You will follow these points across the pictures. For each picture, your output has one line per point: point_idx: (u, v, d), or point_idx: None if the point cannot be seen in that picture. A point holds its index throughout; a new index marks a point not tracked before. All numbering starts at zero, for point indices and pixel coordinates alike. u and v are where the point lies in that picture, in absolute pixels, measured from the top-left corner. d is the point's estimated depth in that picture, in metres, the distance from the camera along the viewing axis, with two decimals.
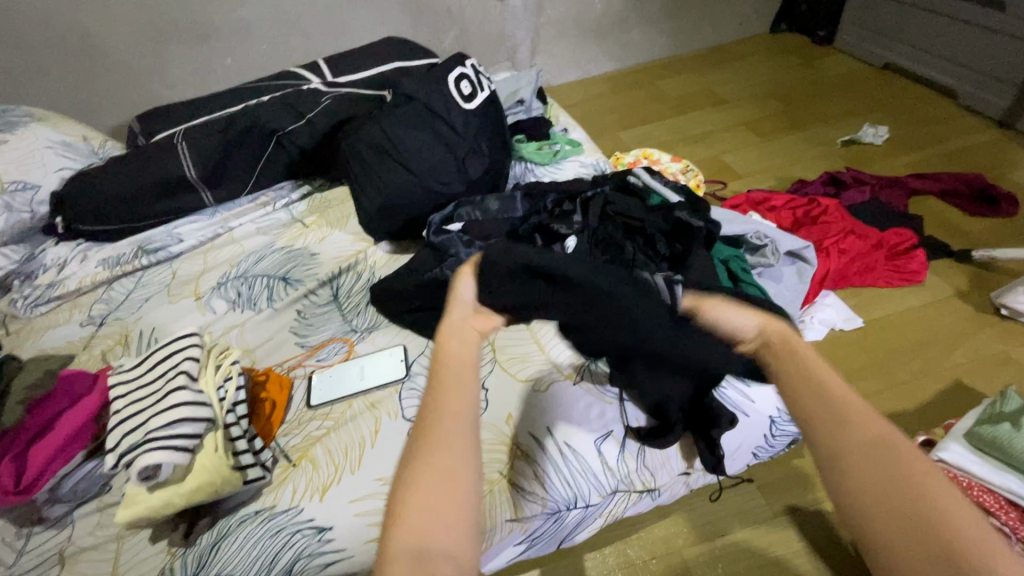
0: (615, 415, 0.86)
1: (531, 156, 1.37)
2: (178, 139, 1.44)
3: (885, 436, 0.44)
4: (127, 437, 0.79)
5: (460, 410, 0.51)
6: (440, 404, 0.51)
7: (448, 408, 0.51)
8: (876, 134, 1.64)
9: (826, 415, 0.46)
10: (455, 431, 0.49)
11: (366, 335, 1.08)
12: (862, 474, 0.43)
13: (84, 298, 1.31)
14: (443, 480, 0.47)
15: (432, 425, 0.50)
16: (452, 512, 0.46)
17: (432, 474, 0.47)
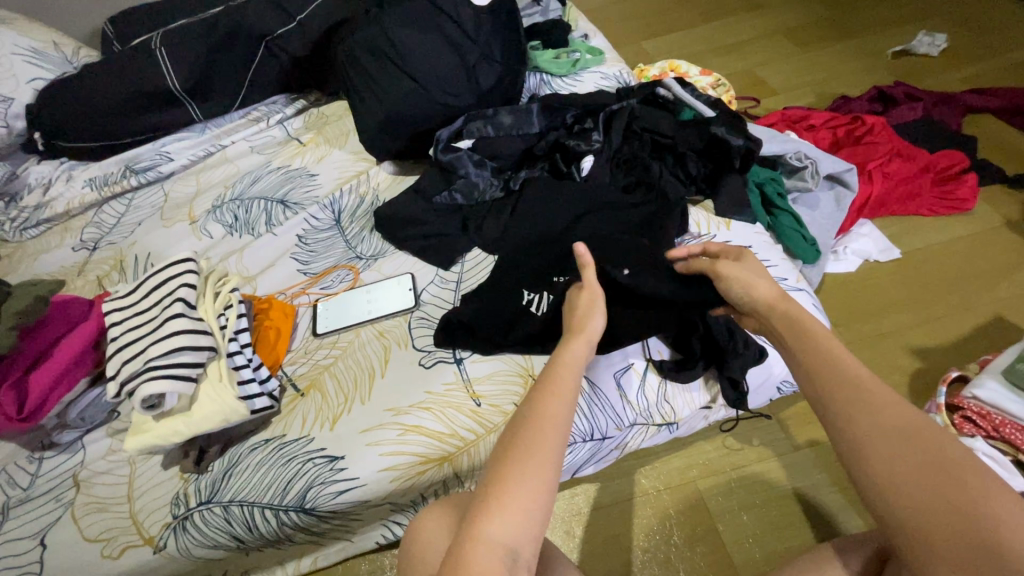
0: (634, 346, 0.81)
1: (547, 66, 1.24)
2: (156, 43, 1.30)
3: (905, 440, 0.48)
4: (126, 366, 0.76)
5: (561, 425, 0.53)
6: (541, 414, 0.53)
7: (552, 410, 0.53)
8: (932, 44, 1.47)
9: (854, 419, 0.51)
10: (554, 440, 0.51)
11: (372, 262, 1.01)
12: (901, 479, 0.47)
13: (75, 221, 1.25)
14: (537, 486, 0.48)
15: (525, 434, 0.51)
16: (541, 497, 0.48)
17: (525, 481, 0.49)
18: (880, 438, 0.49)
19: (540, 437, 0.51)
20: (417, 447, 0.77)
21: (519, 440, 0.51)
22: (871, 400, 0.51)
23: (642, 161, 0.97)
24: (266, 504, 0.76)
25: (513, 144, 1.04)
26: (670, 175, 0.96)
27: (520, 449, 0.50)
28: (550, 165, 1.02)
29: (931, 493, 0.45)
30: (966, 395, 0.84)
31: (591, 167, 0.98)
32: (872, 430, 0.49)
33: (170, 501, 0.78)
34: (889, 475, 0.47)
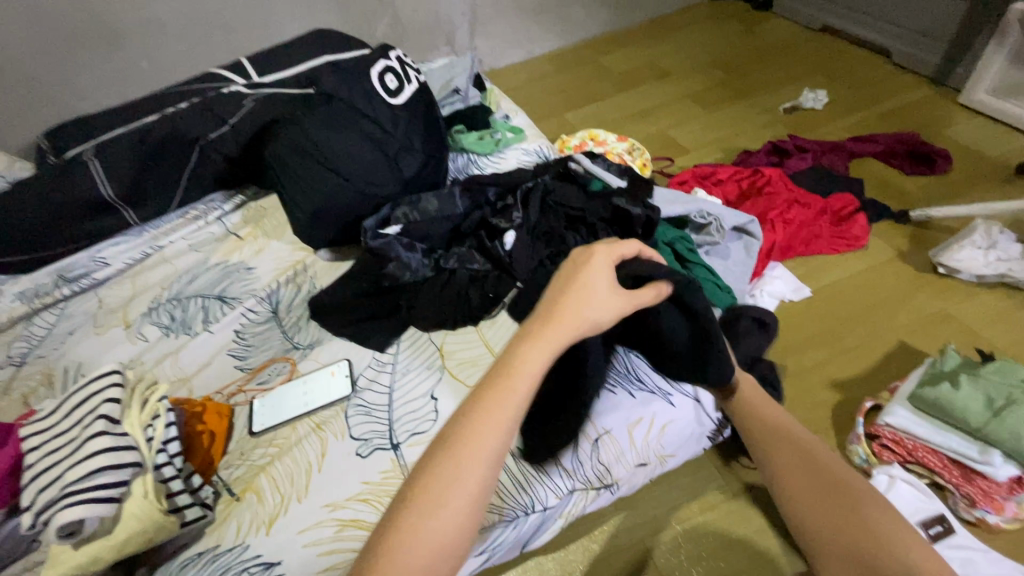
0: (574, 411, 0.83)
1: (472, 146, 1.33)
2: (88, 155, 1.33)
3: (809, 475, 0.62)
4: (42, 494, 0.72)
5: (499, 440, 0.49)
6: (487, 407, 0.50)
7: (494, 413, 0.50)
8: (816, 99, 1.65)
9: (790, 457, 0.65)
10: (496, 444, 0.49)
11: (308, 352, 1.02)
12: (808, 504, 0.60)
13: (2, 337, 1.22)
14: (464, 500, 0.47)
15: (457, 448, 0.48)
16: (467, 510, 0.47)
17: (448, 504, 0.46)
18: (791, 474, 0.63)
19: (468, 455, 0.48)
20: (356, 542, 0.76)
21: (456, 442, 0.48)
22: (795, 439, 0.66)
23: (559, 233, 1.03)
24: None
25: (440, 226, 1.09)
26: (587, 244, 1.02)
27: (455, 456, 0.48)
28: (477, 242, 1.07)
29: (833, 517, 0.58)
30: (880, 424, 0.89)
31: (514, 242, 1.03)
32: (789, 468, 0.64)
33: None
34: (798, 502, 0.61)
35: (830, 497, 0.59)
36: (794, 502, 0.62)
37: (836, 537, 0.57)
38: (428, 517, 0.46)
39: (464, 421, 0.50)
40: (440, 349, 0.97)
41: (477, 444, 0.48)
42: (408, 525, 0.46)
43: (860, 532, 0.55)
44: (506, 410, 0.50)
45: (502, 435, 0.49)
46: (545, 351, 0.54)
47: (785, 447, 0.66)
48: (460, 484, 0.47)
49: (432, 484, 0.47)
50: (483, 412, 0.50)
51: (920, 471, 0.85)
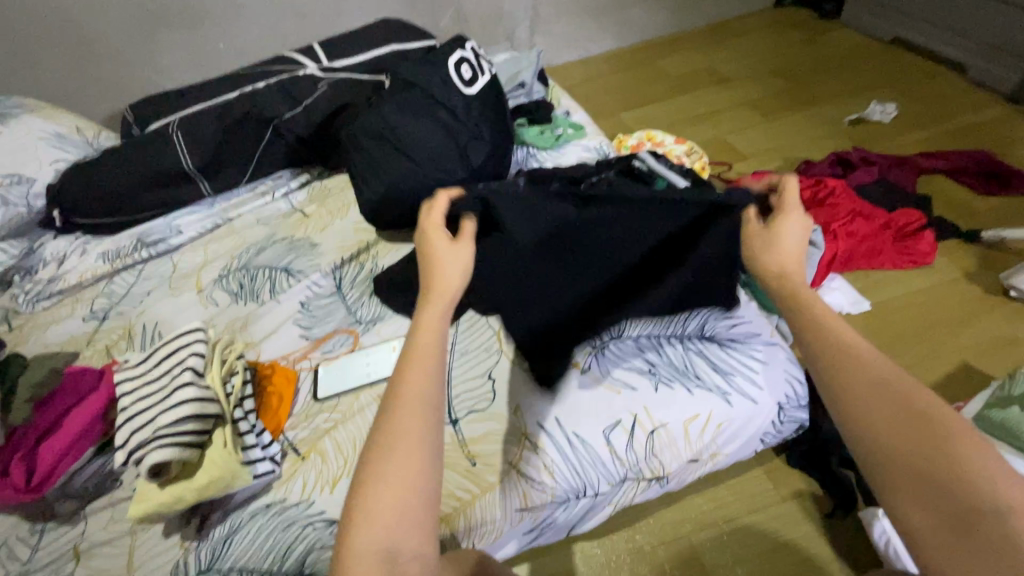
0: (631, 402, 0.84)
1: (533, 140, 1.37)
2: (172, 128, 1.42)
3: (888, 417, 0.50)
4: (134, 435, 0.78)
5: (422, 402, 0.55)
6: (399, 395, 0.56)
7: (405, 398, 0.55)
8: (884, 112, 1.62)
9: (876, 402, 0.51)
10: (416, 423, 0.54)
11: (370, 326, 1.07)
12: (880, 434, 0.50)
13: (86, 292, 1.31)
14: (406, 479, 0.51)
15: (385, 439, 0.53)
16: (410, 485, 0.51)
17: (397, 465, 0.52)
18: (873, 415, 0.51)
19: (395, 439, 0.53)
20: None
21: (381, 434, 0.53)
22: (887, 387, 0.52)
23: None
24: (265, 570, 0.77)
25: None
26: None
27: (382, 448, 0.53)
28: None
29: (909, 449, 0.49)
30: None
31: None
32: (869, 409, 0.51)
33: (171, 568, 0.78)
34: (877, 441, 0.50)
35: (898, 427, 0.50)
36: (879, 437, 0.50)
37: (914, 472, 0.48)
38: (372, 496, 0.51)
39: (386, 413, 0.55)
40: (497, 333, 0.94)
41: (402, 413, 0.54)
42: (358, 514, 0.50)
43: (937, 467, 0.47)
44: (414, 399, 0.55)
45: (417, 415, 0.55)
46: (430, 330, 0.61)
47: (867, 387, 0.53)
48: (392, 464, 0.52)
49: (372, 472, 0.52)
50: (396, 397, 0.56)
51: None
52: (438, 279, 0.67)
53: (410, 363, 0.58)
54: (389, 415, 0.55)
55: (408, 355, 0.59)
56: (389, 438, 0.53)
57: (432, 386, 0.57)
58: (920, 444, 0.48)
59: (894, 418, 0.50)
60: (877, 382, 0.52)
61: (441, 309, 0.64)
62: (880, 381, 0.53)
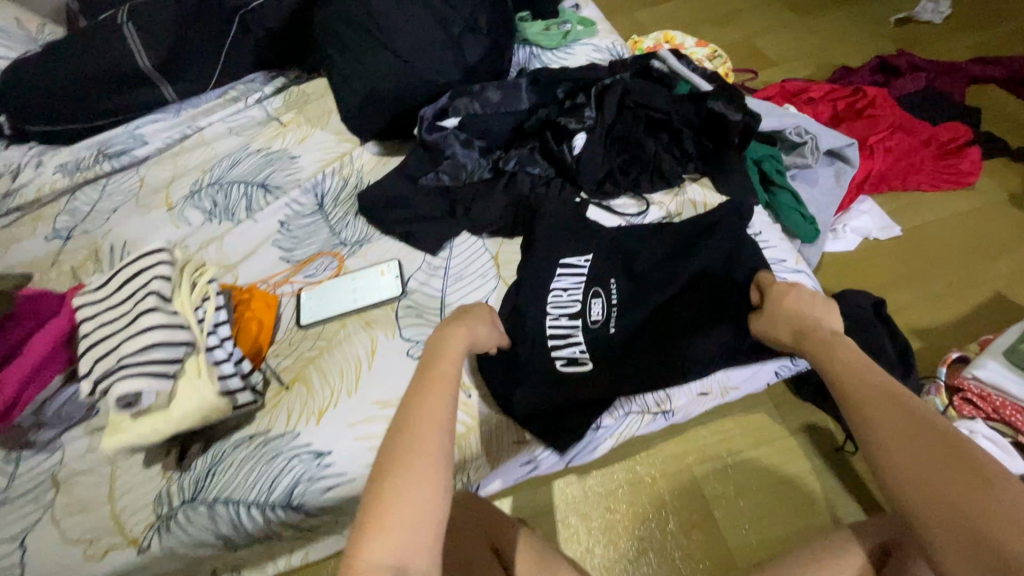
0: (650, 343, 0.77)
1: (537, 37, 1.20)
2: (121, 18, 1.22)
3: (904, 440, 0.45)
4: (98, 364, 0.72)
5: (439, 418, 0.52)
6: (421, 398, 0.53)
7: (428, 400, 0.53)
8: (936, 10, 1.42)
9: (895, 426, 0.45)
10: (436, 431, 0.51)
11: (356, 248, 0.98)
12: (899, 455, 0.44)
13: (47, 209, 1.20)
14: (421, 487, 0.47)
15: (404, 439, 0.50)
16: (428, 492, 0.47)
17: (411, 480, 0.47)
18: (894, 442, 0.45)
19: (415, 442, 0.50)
20: None
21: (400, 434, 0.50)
22: (909, 405, 0.46)
23: (637, 139, 0.94)
24: (252, 500, 0.74)
25: (502, 123, 0.99)
26: (667, 155, 0.92)
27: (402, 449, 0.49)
28: (541, 143, 0.98)
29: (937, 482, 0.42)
30: (966, 376, 0.82)
31: (584, 146, 0.93)
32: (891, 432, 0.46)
33: (153, 499, 0.75)
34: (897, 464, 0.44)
35: (928, 455, 0.43)
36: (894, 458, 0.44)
37: (942, 507, 0.41)
38: (387, 496, 0.47)
39: (407, 411, 0.53)
40: (494, 258, 0.91)
41: (420, 423, 0.51)
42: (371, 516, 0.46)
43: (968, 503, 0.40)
44: (436, 404, 0.53)
45: (440, 418, 0.52)
46: (453, 357, 0.59)
47: (890, 410, 0.47)
48: (412, 470, 0.48)
49: (388, 474, 0.48)
50: (421, 398, 0.53)
51: (1006, 431, 0.78)
52: (467, 318, 0.67)
53: (434, 368, 0.57)
54: (404, 426, 0.51)
55: (429, 373, 0.57)
56: (408, 439, 0.50)
57: (450, 395, 0.54)
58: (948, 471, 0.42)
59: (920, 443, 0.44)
60: (900, 405, 0.46)
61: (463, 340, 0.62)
62: (891, 401, 0.48)
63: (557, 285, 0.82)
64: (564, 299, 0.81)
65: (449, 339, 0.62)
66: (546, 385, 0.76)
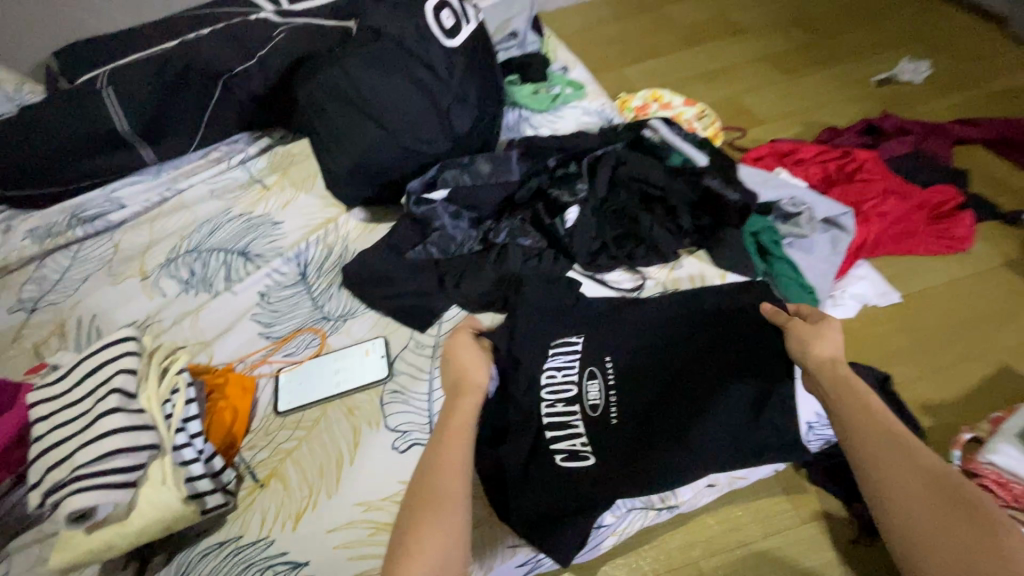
0: (654, 437, 0.70)
1: (526, 101, 1.18)
2: (101, 82, 1.20)
3: (920, 497, 0.46)
4: (49, 473, 0.66)
5: (459, 478, 0.57)
6: (442, 451, 0.59)
7: (451, 452, 0.59)
8: (915, 71, 1.46)
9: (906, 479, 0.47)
10: (456, 484, 0.56)
11: (340, 324, 0.93)
12: (913, 510, 0.46)
13: (12, 278, 1.14)
14: (443, 535, 0.52)
15: (433, 492, 0.55)
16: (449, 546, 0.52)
17: (432, 538, 0.52)
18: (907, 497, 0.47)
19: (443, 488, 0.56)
20: None
21: (425, 492, 0.56)
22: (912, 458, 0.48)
23: (631, 213, 0.93)
24: None
25: (492, 194, 0.96)
26: (661, 229, 0.91)
27: (427, 503, 0.54)
28: (532, 214, 0.95)
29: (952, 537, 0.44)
30: (981, 461, 0.78)
31: (576, 220, 0.91)
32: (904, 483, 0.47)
33: None
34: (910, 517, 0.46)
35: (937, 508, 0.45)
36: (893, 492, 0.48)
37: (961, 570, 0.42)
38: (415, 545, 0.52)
39: (431, 464, 0.58)
40: None
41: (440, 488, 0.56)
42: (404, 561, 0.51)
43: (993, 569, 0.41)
44: (453, 463, 0.58)
45: (459, 473, 0.57)
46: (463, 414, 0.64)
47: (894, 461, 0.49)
48: (443, 516, 0.53)
49: (421, 529, 0.53)
50: (443, 448, 0.60)
51: None
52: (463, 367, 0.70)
53: (450, 425, 0.63)
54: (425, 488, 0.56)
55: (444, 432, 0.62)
56: (430, 493, 0.55)
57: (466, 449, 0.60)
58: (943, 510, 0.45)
59: (926, 505, 0.45)
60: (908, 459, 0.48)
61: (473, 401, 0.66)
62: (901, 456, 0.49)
63: (551, 364, 0.78)
64: (559, 382, 0.77)
65: (453, 397, 0.66)
66: (551, 482, 0.70)
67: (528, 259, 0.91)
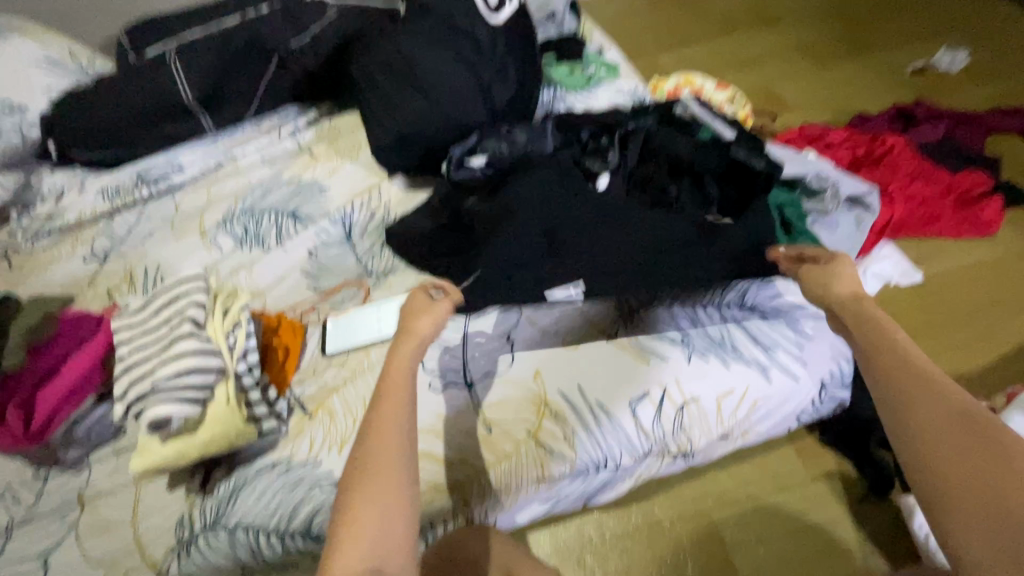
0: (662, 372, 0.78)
1: (563, 79, 1.23)
2: (170, 55, 1.30)
3: (955, 430, 0.48)
4: (133, 387, 0.74)
5: (398, 448, 0.57)
6: (378, 419, 0.58)
7: (386, 425, 0.58)
8: (953, 61, 1.45)
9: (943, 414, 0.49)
10: (393, 456, 0.56)
11: (382, 280, 1.00)
12: (946, 439, 0.48)
13: (86, 231, 1.25)
14: (384, 504, 0.53)
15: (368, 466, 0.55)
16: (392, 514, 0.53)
17: (369, 500, 0.53)
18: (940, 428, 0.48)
19: (377, 461, 0.55)
20: (424, 476, 0.74)
21: (365, 463, 0.55)
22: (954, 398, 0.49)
23: (659, 183, 0.97)
24: (271, 529, 0.74)
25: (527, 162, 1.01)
26: (688, 199, 0.95)
27: (359, 478, 0.54)
28: None
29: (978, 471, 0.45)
30: None
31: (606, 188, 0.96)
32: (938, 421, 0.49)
33: (175, 523, 0.76)
34: (939, 448, 0.48)
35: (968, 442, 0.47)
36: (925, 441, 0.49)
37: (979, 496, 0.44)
38: (351, 520, 0.52)
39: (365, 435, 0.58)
40: None
41: (379, 446, 0.56)
42: (348, 528, 0.52)
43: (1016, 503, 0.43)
44: (389, 429, 0.57)
45: (399, 443, 0.57)
46: (399, 370, 0.63)
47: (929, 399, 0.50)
48: (380, 487, 0.54)
49: (360, 501, 0.53)
50: (377, 418, 0.58)
51: None
52: (413, 320, 0.69)
53: (388, 387, 0.62)
54: (361, 452, 0.56)
55: (380, 395, 0.61)
56: (367, 466, 0.55)
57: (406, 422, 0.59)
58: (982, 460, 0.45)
59: (954, 440, 0.47)
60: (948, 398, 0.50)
61: (410, 350, 0.65)
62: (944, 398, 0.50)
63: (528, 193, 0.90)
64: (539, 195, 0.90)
65: (394, 353, 0.66)
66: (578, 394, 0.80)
67: None
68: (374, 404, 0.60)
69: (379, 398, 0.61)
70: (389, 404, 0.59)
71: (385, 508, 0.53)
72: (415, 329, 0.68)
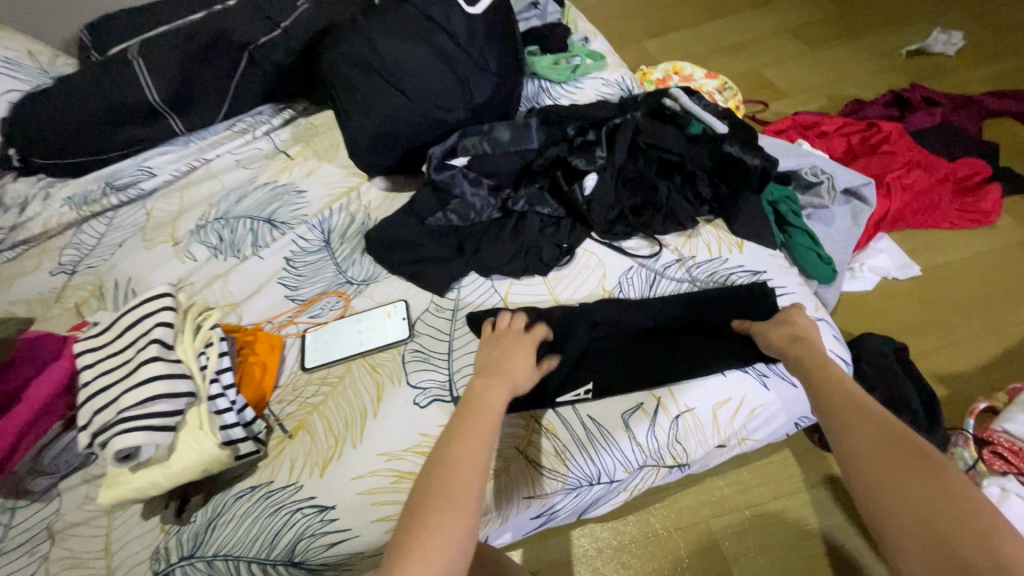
0: (654, 382, 0.76)
1: (546, 71, 1.18)
2: (132, 53, 1.23)
3: (879, 446, 0.51)
4: (98, 416, 0.71)
5: (476, 468, 0.55)
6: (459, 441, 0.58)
7: (468, 442, 0.57)
8: (948, 42, 1.41)
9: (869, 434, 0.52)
10: (470, 485, 0.54)
11: (363, 288, 0.96)
12: (875, 458, 0.50)
13: (53, 243, 1.19)
14: (455, 532, 0.51)
15: (440, 481, 0.54)
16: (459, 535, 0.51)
17: (439, 531, 0.50)
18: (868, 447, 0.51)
19: (458, 472, 0.55)
20: None
21: (441, 484, 0.54)
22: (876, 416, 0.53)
23: (649, 180, 0.93)
24: (251, 558, 0.71)
25: (510, 161, 0.98)
26: (678, 195, 0.92)
27: (438, 496, 0.53)
28: (550, 181, 0.97)
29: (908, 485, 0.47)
30: (996, 429, 0.80)
31: (593, 187, 0.92)
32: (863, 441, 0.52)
33: (150, 555, 0.73)
34: (871, 470, 0.50)
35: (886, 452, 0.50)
36: (868, 462, 0.50)
37: (912, 513, 0.45)
38: (427, 526, 0.51)
39: (445, 454, 0.57)
40: (503, 300, 0.88)
41: (460, 456, 0.56)
42: (417, 541, 0.50)
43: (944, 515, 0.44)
44: (470, 453, 0.56)
45: (480, 466, 0.56)
46: (492, 397, 0.63)
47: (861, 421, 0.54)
48: (456, 512, 0.52)
49: (431, 518, 0.51)
50: (460, 435, 0.58)
51: None
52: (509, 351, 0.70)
53: (479, 407, 0.61)
54: (442, 463, 0.56)
55: (461, 423, 0.60)
56: (444, 484, 0.54)
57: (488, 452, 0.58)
58: (913, 481, 0.47)
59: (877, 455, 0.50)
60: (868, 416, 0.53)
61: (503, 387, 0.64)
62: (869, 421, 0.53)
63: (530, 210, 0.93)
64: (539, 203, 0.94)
65: (491, 385, 0.64)
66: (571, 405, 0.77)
67: (544, 228, 0.93)
68: (456, 426, 0.60)
69: (463, 414, 0.61)
70: (472, 428, 0.59)
71: (455, 533, 0.51)
72: (511, 373, 0.67)
